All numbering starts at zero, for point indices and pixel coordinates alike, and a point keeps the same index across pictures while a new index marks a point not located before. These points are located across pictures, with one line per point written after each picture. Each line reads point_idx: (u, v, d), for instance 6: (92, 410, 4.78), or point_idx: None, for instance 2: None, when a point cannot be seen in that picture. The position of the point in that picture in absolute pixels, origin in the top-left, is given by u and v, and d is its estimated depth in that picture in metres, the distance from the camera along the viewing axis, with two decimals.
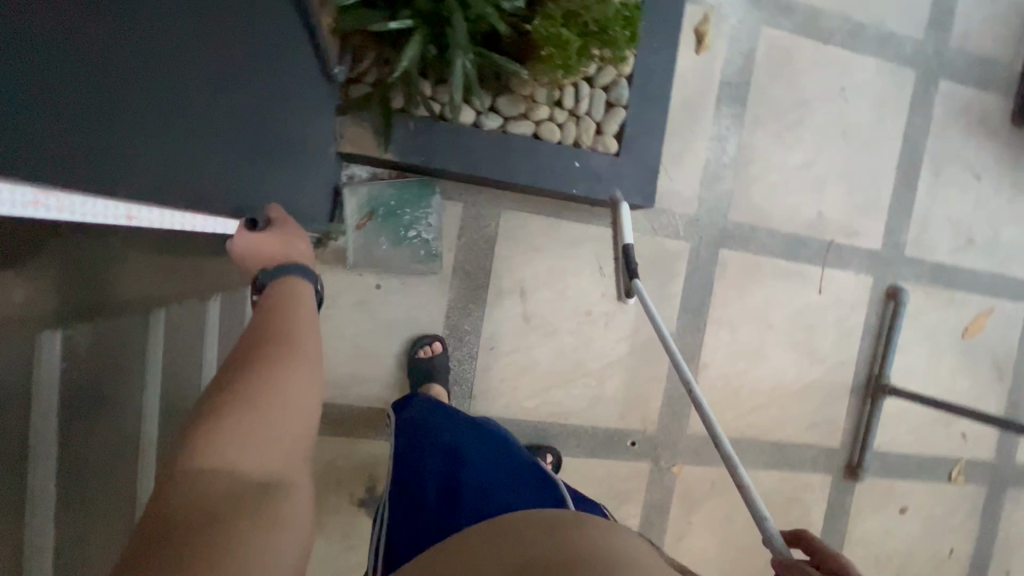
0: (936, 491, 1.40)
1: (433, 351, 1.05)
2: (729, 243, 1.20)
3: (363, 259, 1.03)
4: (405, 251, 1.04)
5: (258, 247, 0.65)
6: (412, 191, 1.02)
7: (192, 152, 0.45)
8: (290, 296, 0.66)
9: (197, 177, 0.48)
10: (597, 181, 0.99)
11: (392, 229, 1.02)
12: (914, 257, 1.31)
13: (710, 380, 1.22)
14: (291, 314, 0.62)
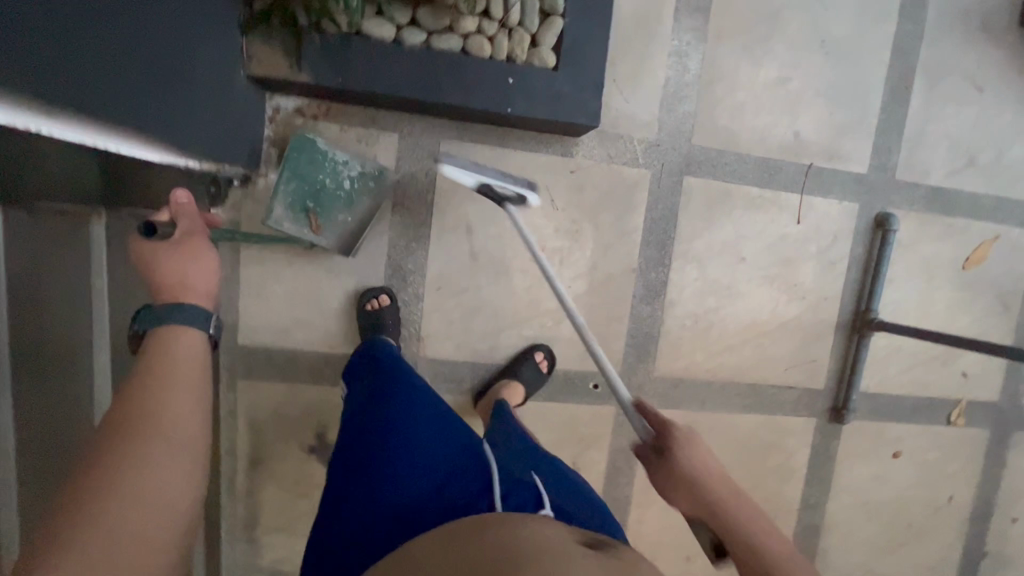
0: (934, 435, 1.31)
1: (381, 304, 1.01)
2: (694, 170, 1.11)
3: (342, 238, 0.98)
4: (368, 198, 0.98)
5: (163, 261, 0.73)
6: (302, 162, 0.93)
7: (115, 91, 0.53)
8: (175, 337, 0.68)
9: (122, 115, 0.55)
10: (535, 98, 0.92)
11: (332, 198, 0.96)
12: (906, 182, 1.20)
13: (679, 319, 1.15)
14: (166, 368, 0.64)
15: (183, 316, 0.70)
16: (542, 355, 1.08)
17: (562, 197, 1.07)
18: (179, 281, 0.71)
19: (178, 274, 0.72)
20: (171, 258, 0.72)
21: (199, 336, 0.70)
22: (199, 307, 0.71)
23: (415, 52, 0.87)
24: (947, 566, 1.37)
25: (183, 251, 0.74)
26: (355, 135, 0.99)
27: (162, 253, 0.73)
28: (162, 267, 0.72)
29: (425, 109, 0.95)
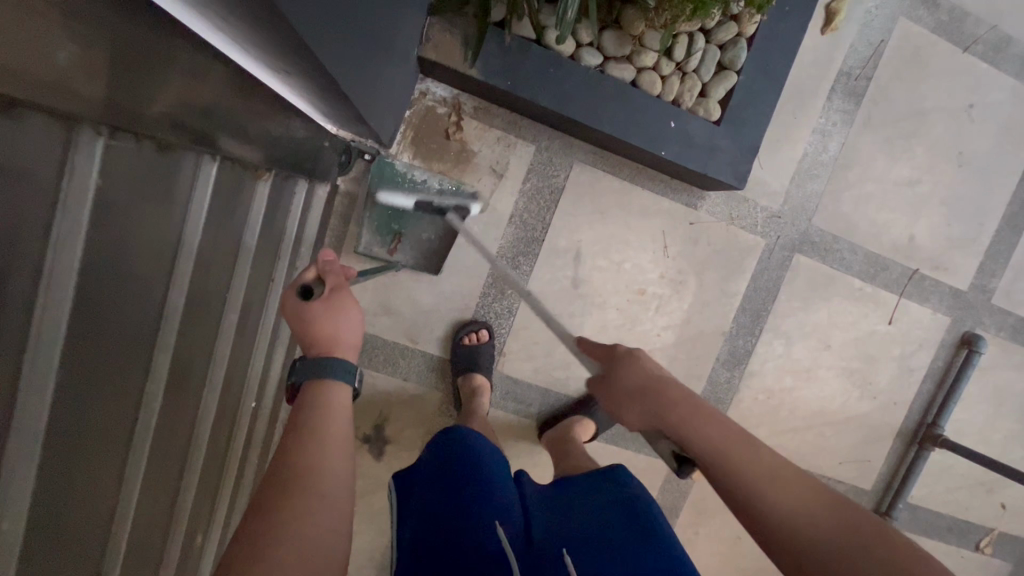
0: (960, 558, 1.31)
1: (479, 339, 1.00)
2: (806, 249, 1.10)
3: (434, 257, 0.96)
4: (448, 215, 0.95)
5: (312, 318, 0.67)
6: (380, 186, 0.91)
7: (338, 39, 0.47)
8: (323, 394, 0.64)
9: (337, 69, 0.50)
10: (690, 146, 0.90)
11: (415, 217, 0.94)
12: (1000, 307, 1.20)
13: (753, 391, 1.14)
14: (312, 426, 0.60)
15: (327, 371, 0.65)
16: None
17: (675, 245, 1.05)
18: (328, 336, 0.67)
19: (331, 330, 0.67)
20: (319, 315, 0.68)
21: (343, 390, 0.66)
22: (347, 361, 0.67)
23: (590, 73, 0.84)
24: None
25: (331, 306, 0.68)
26: (495, 136, 0.96)
27: (310, 311, 0.68)
28: (310, 323, 0.67)
29: (575, 129, 0.92)
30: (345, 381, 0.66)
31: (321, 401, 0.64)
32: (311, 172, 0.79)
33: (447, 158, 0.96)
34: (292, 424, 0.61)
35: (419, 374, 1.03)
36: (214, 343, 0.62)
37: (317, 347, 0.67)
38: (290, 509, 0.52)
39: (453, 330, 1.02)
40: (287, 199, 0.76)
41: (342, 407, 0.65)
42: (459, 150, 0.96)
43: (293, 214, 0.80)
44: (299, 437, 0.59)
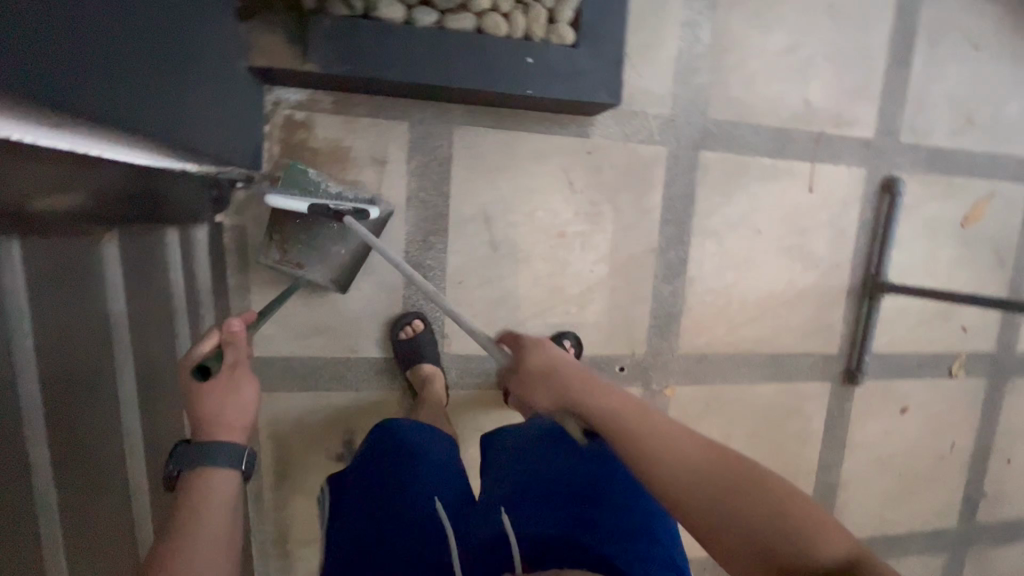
0: (938, 388, 1.36)
1: (415, 330, 0.99)
2: (710, 143, 1.09)
3: (342, 277, 0.93)
4: (362, 236, 0.91)
5: (205, 396, 0.70)
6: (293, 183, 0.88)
7: (116, 91, 0.45)
8: (210, 478, 0.66)
9: (133, 120, 0.48)
10: (555, 76, 0.87)
11: (318, 227, 0.89)
12: (909, 144, 1.21)
13: (700, 295, 1.15)
14: (189, 522, 0.61)
15: (214, 457, 0.67)
16: (570, 342, 1.06)
17: (580, 179, 1.04)
18: (216, 416, 0.69)
19: (220, 410, 0.70)
20: (210, 396, 0.70)
21: (230, 476, 0.67)
22: (234, 443, 0.69)
23: (429, 33, 0.81)
24: (951, 510, 1.45)
25: (227, 388, 0.71)
26: (364, 125, 0.93)
27: (203, 390, 0.71)
28: (198, 405, 0.70)
29: (437, 93, 0.89)
30: (232, 465, 0.67)
31: (204, 487, 0.65)
32: (174, 218, 0.75)
33: (324, 162, 0.92)
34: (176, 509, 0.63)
35: (370, 381, 1.02)
36: (116, 417, 0.60)
37: (199, 430, 0.68)
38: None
39: (388, 328, 1.00)
40: (159, 251, 0.72)
41: (226, 488, 0.66)
42: (333, 150, 0.92)
43: (174, 264, 0.77)
44: (181, 536, 0.59)
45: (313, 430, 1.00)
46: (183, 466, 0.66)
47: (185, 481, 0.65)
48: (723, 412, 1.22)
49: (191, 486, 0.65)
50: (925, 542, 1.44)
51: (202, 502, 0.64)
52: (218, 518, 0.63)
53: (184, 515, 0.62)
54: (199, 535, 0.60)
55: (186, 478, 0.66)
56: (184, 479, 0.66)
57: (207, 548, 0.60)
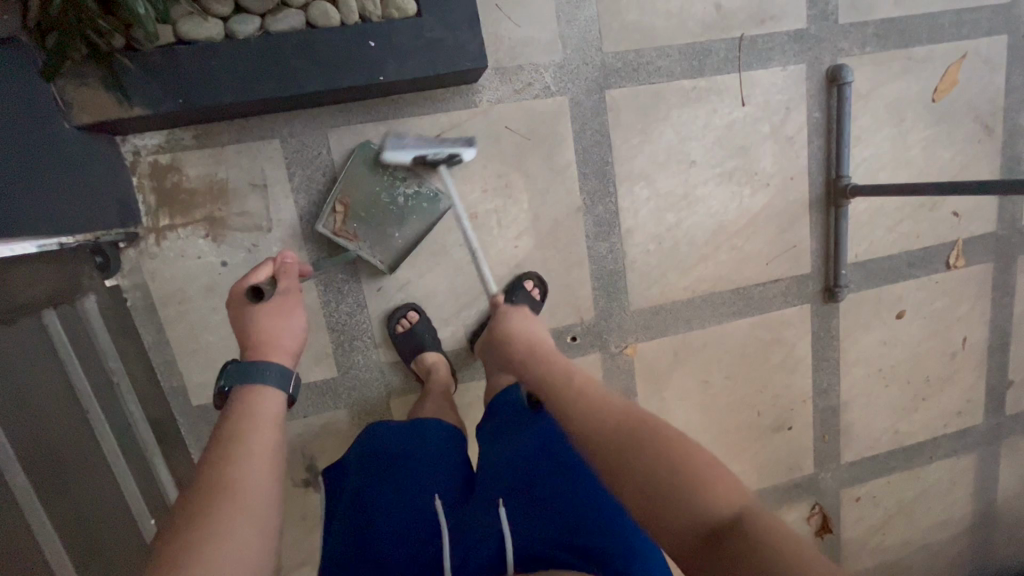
0: (936, 285, 1.24)
1: (411, 323, 0.98)
2: (615, 79, 0.99)
3: (386, 253, 0.94)
4: (416, 217, 0.94)
5: (260, 315, 0.71)
6: (363, 164, 0.90)
7: None
8: (253, 406, 0.65)
9: None
10: (405, 55, 0.79)
11: (386, 212, 0.92)
12: (852, 24, 1.06)
13: (642, 246, 1.06)
14: (246, 440, 0.61)
15: (260, 376, 0.67)
16: (532, 283, 1.01)
17: (478, 153, 0.97)
18: (269, 338, 0.70)
19: (272, 330, 0.70)
20: (262, 318, 0.71)
21: (277, 397, 0.67)
22: (281, 364, 0.68)
23: (253, 44, 0.75)
24: (974, 407, 1.34)
25: (280, 309, 0.72)
26: (233, 152, 0.88)
27: (259, 309, 0.72)
28: (255, 321, 0.71)
29: (292, 103, 0.83)
30: (279, 386, 0.68)
31: (251, 410, 0.65)
32: (42, 300, 0.71)
33: (203, 200, 0.89)
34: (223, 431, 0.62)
35: (314, 405, 1.00)
36: (17, 512, 0.58)
37: (251, 351, 0.69)
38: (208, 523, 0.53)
39: (319, 349, 0.98)
40: (38, 333, 0.70)
41: (271, 414, 0.65)
42: (209, 186, 0.89)
43: (62, 342, 0.74)
44: (222, 480, 0.57)
45: None
46: (234, 384, 0.67)
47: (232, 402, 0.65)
48: (696, 359, 1.15)
49: (236, 409, 0.64)
50: (949, 445, 1.35)
51: (252, 418, 0.64)
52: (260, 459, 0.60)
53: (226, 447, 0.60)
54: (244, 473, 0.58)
55: (236, 393, 0.67)
56: (234, 395, 0.66)
57: (255, 467, 0.59)
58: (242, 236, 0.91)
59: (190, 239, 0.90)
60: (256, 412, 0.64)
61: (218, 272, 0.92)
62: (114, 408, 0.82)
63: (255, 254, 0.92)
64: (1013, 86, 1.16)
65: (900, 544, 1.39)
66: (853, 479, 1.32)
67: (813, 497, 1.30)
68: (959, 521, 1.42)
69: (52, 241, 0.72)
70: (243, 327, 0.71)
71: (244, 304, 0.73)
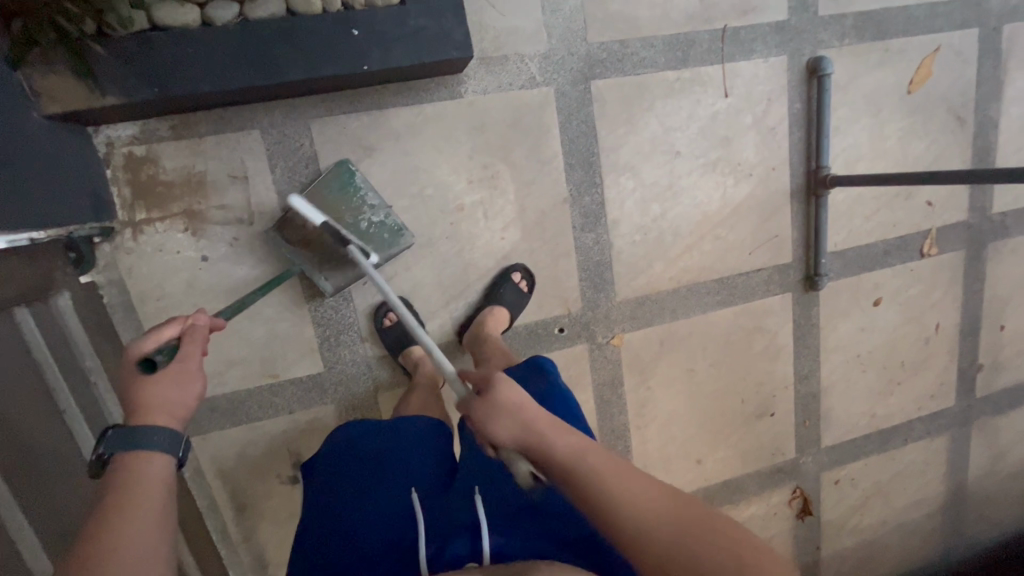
0: (911, 272, 1.28)
1: (398, 317, 0.98)
2: (601, 69, 0.98)
3: (334, 278, 0.91)
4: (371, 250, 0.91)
5: (145, 386, 0.64)
6: (339, 178, 0.88)
7: None
8: (138, 482, 0.58)
9: None
10: (389, 43, 0.77)
11: (342, 235, 0.89)
12: (832, 16, 1.08)
13: (628, 237, 1.07)
14: (128, 504, 0.56)
15: (147, 443, 0.61)
16: (519, 274, 1.01)
17: (463, 144, 0.96)
18: (159, 404, 0.63)
19: (162, 398, 0.63)
20: (149, 386, 0.64)
21: (165, 460, 0.61)
22: (172, 429, 0.63)
23: (232, 31, 0.72)
24: (946, 390, 1.39)
25: (176, 377, 0.65)
26: (211, 143, 0.86)
27: (152, 376, 0.65)
28: (146, 388, 0.64)
29: (272, 92, 0.81)
30: (170, 451, 0.62)
31: (135, 475, 0.59)
32: (17, 297, 0.69)
33: (181, 193, 0.86)
34: (103, 499, 0.57)
35: (300, 401, 0.99)
36: None
37: (134, 416, 0.62)
38: None
39: (305, 344, 0.97)
40: (9, 331, 0.67)
41: (159, 476, 0.60)
42: (188, 178, 0.86)
43: (36, 340, 0.71)
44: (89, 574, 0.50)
45: (257, 461, 0.99)
46: (114, 452, 0.60)
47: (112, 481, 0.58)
48: (682, 349, 1.17)
49: (119, 473, 0.59)
50: (922, 427, 1.40)
51: (138, 482, 0.58)
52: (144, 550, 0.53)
53: (99, 539, 0.52)
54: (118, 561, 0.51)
55: (116, 464, 0.60)
56: (113, 465, 0.60)
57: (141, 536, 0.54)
58: (222, 230, 0.89)
59: (168, 233, 0.87)
60: (141, 474, 0.59)
61: (198, 267, 0.89)
62: (91, 408, 0.80)
63: (237, 247, 0.90)
64: (983, 79, 1.19)
65: (878, 524, 1.44)
66: (832, 462, 1.35)
67: (794, 482, 1.34)
68: (932, 500, 1.47)
69: (23, 236, 0.69)
70: (130, 392, 0.64)
71: (137, 371, 0.65)
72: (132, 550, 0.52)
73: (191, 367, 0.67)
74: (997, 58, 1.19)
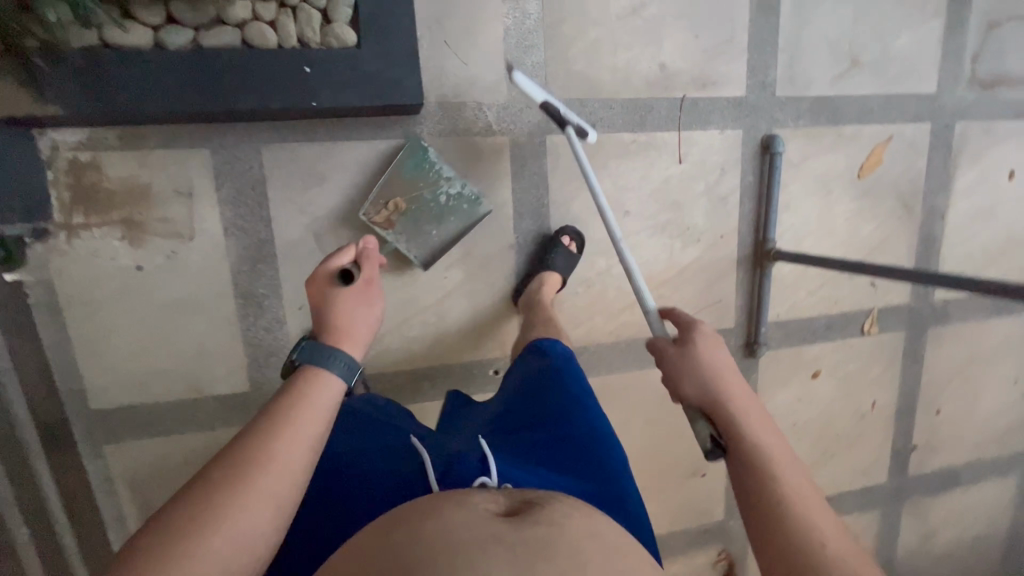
0: (851, 348, 1.30)
1: None
2: (558, 125, 1.01)
3: (422, 248, 0.98)
4: (451, 216, 0.97)
5: (338, 305, 0.74)
6: (411, 155, 0.94)
7: None
8: (313, 398, 0.65)
9: None
10: (341, 84, 0.79)
11: (424, 208, 0.96)
12: (789, 97, 1.12)
13: (571, 287, 1.09)
14: (292, 419, 0.62)
15: (329, 363, 0.68)
16: (570, 237, 1.03)
17: None
18: (346, 324, 0.73)
19: (347, 319, 0.73)
20: (341, 307, 0.74)
21: (337, 386, 0.68)
22: (348, 356, 0.70)
23: (183, 56, 0.74)
24: (879, 467, 1.41)
25: (355, 299, 0.75)
26: (159, 157, 0.86)
27: (343, 291, 0.75)
28: (341, 307, 0.74)
29: (224, 117, 0.82)
30: (344, 378, 0.69)
31: (309, 388, 0.66)
32: None
33: (123, 202, 0.87)
34: (275, 403, 0.64)
35: (223, 418, 0.98)
36: None
37: (331, 336, 0.71)
38: (229, 500, 0.55)
39: (233, 363, 0.97)
40: None
41: (330, 399, 0.66)
42: (130, 189, 0.86)
43: None
44: (247, 473, 0.57)
45: (172, 475, 0.98)
46: (305, 361, 0.68)
47: (295, 387, 0.65)
48: (617, 403, 1.18)
49: (296, 386, 0.66)
50: (853, 500, 1.42)
51: (313, 399, 0.65)
52: (286, 488, 0.58)
53: (261, 442, 0.59)
54: (270, 476, 0.57)
55: (302, 370, 0.68)
56: (301, 370, 0.68)
57: (297, 450, 0.60)
58: (161, 242, 0.89)
59: (105, 240, 0.87)
60: (313, 393, 0.65)
61: (132, 276, 0.89)
62: None
63: (175, 261, 0.90)
64: (932, 171, 1.24)
65: None
66: None
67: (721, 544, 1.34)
68: None
69: None
70: (320, 306, 0.75)
71: (328, 285, 0.76)
72: (284, 466, 0.58)
73: (371, 294, 0.76)
74: (947, 152, 1.24)
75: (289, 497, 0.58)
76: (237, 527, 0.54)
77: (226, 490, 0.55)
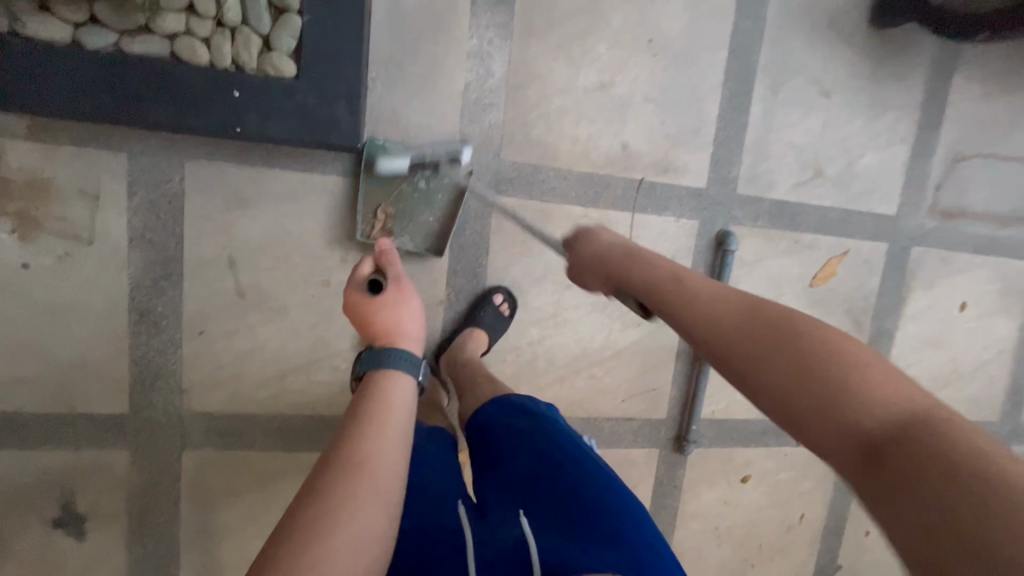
0: (784, 457, 1.26)
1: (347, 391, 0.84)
2: (508, 188, 0.98)
3: (422, 236, 0.94)
4: (444, 194, 0.94)
5: (382, 310, 0.74)
6: (374, 160, 0.89)
7: None
8: (390, 394, 0.66)
9: None
10: (270, 113, 0.75)
11: (412, 199, 0.92)
12: (749, 196, 1.10)
13: (499, 354, 1.04)
14: (377, 413, 0.63)
15: (392, 365, 0.69)
16: (502, 297, 0.99)
17: (346, 223, 0.92)
18: (395, 326, 0.73)
19: (394, 321, 0.73)
20: (386, 312, 0.74)
21: (407, 380, 0.69)
22: (412, 355, 0.71)
23: (100, 57, 0.69)
24: None
25: (397, 297, 0.75)
26: (69, 153, 0.81)
27: (379, 296, 0.75)
28: (384, 312, 0.74)
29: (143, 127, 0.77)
30: (412, 373, 0.70)
31: (384, 390, 0.67)
32: None
33: (19, 194, 0.80)
34: (355, 404, 0.65)
35: (92, 440, 0.90)
36: None
37: (384, 342, 0.72)
38: (339, 491, 0.55)
39: (114, 382, 0.89)
40: None
41: (403, 393, 0.67)
42: (30, 181, 0.80)
43: None
44: (352, 465, 0.57)
45: (22, 494, 0.89)
46: (369, 368, 0.70)
47: (368, 386, 0.67)
48: None
49: (370, 384, 0.67)
50: None
51: (387, 397, 0.66)
52: (389, 484, 0.58)
53: (357, 438, 0.60)
54: (371, 465, 0.58)
55: (369, 377, 0.69)
56: (368, 377, 0.69)
57: (388, 440, 0.61)
58: (54, 242, 0.83)
59: None
60: (388, 388, 0.67)
61: (15, 273, 0.82)
62: None
63: (68, 264, 0.84)
64: (885, 291, 1.23)
65: None
66: None
67: None
68: None
69: None
70: (365, 315, 0.74)
71: (362, 294, 0.75)
72: (382, 454, 0.59)
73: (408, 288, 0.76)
74: (902, 275, 1.23)
75: (394, 489, 0.58)
76: (354, 526, 0.53)
77: (332, 484, 0.55)
